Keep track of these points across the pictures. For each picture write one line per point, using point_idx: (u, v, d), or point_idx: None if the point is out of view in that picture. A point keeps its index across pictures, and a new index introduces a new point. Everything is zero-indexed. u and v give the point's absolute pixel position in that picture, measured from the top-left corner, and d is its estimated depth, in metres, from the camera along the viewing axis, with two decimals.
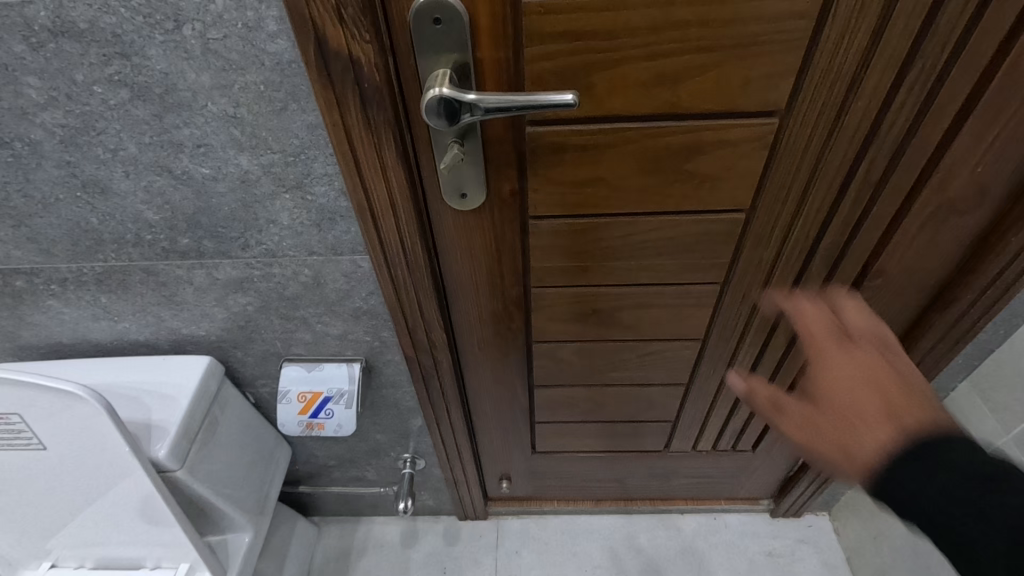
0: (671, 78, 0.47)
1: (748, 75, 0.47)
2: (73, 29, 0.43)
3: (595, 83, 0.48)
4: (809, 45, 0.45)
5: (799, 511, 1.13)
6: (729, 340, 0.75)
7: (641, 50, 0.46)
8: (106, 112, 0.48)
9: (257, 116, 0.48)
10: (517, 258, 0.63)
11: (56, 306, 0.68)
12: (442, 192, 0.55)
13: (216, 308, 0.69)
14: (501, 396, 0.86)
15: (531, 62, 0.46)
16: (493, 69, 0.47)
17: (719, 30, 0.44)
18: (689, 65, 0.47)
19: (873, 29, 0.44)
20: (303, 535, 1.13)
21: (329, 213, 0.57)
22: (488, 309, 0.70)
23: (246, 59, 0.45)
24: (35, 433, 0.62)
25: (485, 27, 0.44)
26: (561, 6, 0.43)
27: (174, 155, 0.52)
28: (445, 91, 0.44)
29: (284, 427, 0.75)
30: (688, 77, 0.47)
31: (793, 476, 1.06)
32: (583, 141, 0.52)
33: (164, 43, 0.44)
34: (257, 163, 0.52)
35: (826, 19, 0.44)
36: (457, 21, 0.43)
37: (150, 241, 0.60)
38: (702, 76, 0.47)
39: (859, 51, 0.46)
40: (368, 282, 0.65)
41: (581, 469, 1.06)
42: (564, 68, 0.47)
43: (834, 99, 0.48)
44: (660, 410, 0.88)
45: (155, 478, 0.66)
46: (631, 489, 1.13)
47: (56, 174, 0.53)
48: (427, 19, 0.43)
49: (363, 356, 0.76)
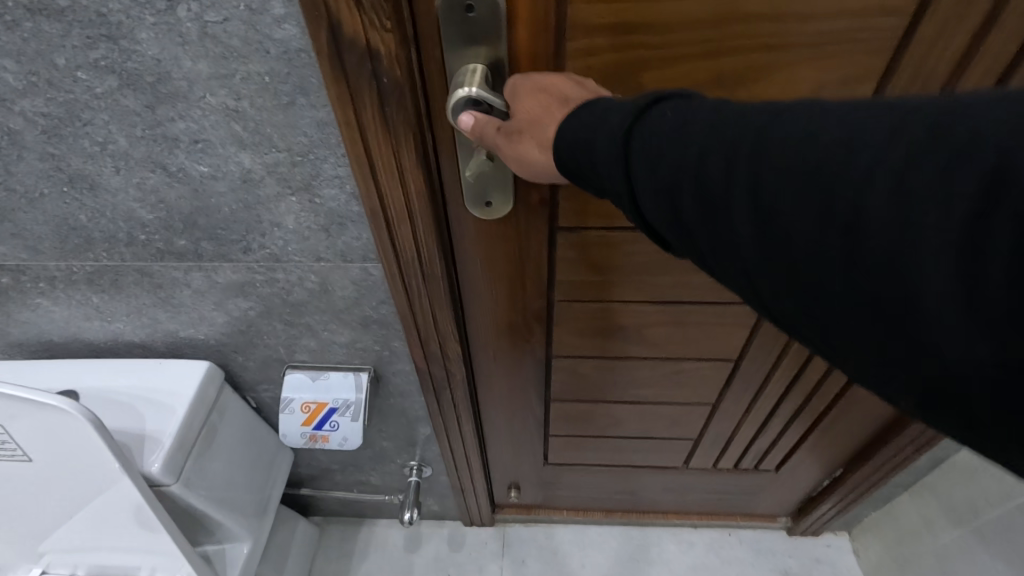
0: (732, 80, 0.42)
1: (820, 79, 0.42)
2: (53, 6, 0.38)
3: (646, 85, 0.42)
4: (898, 47, 0.40)
5: (817, 531, 1.09)
6: (764, 361, 0.69)
7: (702, 47, 0.40)
8: (92, 101, 0.43)
9: (261, 110, 0.43)
10: (542, 265, 0.58)
11: (46, 305, 0.64)
12: (465, 198, 0.50)
13: (216, 312, 0.64)
14: (515, 408, 0.81)
15: (574, 58, 0.41)
16: (530, 63, 0.41)
17: (794, 27, 0.39)
18: (754, 66, 0.41)
19: (974, 31, 0.39)
20: (305, 536, 1.10)
21: (339, 217, 0.51)
22: (507, 322, 0.65)
23: (249, 46, 0.39)
24: (20, 446, 0.58)
25: (524, 16, 0.39)
26: None
27: (169, 150, 0.46)
28: (475, 90, 0.39)
29: (287, 437, 0.71)
30: (751, 79, 0.42)
31: (815, 496, 1.02)
32: None
33: (155, 25, 0.38)
34: (260, 162, 0.47)
35: (923, 17, 0.38)
36: (492, 9, 0.38)
37: (143, 241, 0.55)
38: (767, 79, 0.42)
39: (954, 55, 0.40)
40: (379, 290, 0.60)
41: (593, 481, 1.02)
42: (612, 65, 0.41)
43: None
44: (682, 427, 0.83)
45: (148, 494, 0.62)
46: (644, 501, 1.09)
47: (39, 167, 0.48)
48: (458, 6, 0.38)
49: (371, 365, 0.71)
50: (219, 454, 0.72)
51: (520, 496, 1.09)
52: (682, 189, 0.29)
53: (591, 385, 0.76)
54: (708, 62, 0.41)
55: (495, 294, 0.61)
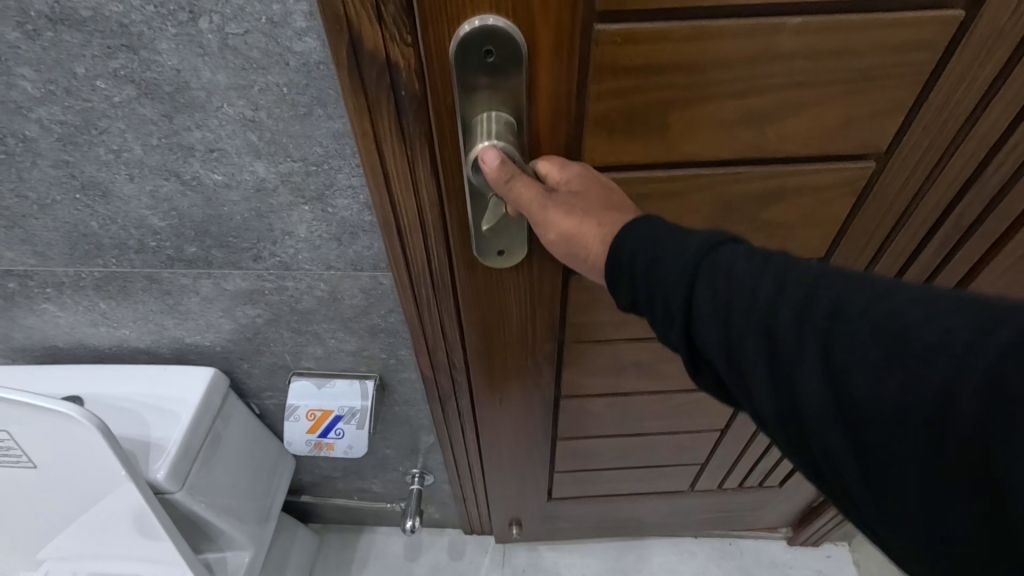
0: (759, 117, 0.43)
1: (841, 113, 0.43)
2: (74, 16, 0.38)
3: (674, 124, 0.43)
4: (928, 81, 0.42)
5: (818, 541, 1.09)
6: None
7: (732, 86, 0.41)
8: (110, 109, 0.43)
9: (278, 120, 0.43)
10: (553, 287, 0.56)
11: (52, 310, 0.64)
12: (478, 248, 0.50)
13: (223, 319, 0.64)
14: (521, 446, 0.81)
15: (598, 100, 0.41)
16: (550, 105, 0.41)
17: (821, 62, 0.40)
18: (782, 104, 0.42)
19: (1001, 65, 0.41)
20: (304, 544, 1.09)
21: (351, 226, 0.52)
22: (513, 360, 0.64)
23: (269, 58, 0.39)
24: (25, 452, 0.58)
25: (546, 58, 0.38)
26: (642, 35, 0.38)
27: (184, 159, 0.47)
28: (498, 142, 0.39)
29: (291, 445, 0.71)
30: (778, 116, 0.43)
31: (816, 507, 1.02)
32: (651, 186, 0.47)
33: (176, 36, 0.38)
34: (275, 171, 0.47)
35: (954, 53, 0.40)
36: (512, 56, 0.37)
37: (154, 248, 0.55)
38: (793, 116, 0.43)
39: (979, 89, 0.42)
40: (388, 299, 0.60)
41: (597, 512, 1.02)
42: (639, 106, 0.42)
43: (944, 137, 0.45)
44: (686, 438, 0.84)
45: (151, 501, 0.61)
46: (646, 524, 1.08)
47: (53, 174, 0.48)
48: (477, 52, 0.37)
49: (377, 374, 0.71)
50: (223, 461, 0.71)
51: (523, 531, 1.08)
52: (745, 332, 0.32)
53: (599, 404, 0.75)
54: (735, 100, 0.42)
55: (503, 322, 0.59)
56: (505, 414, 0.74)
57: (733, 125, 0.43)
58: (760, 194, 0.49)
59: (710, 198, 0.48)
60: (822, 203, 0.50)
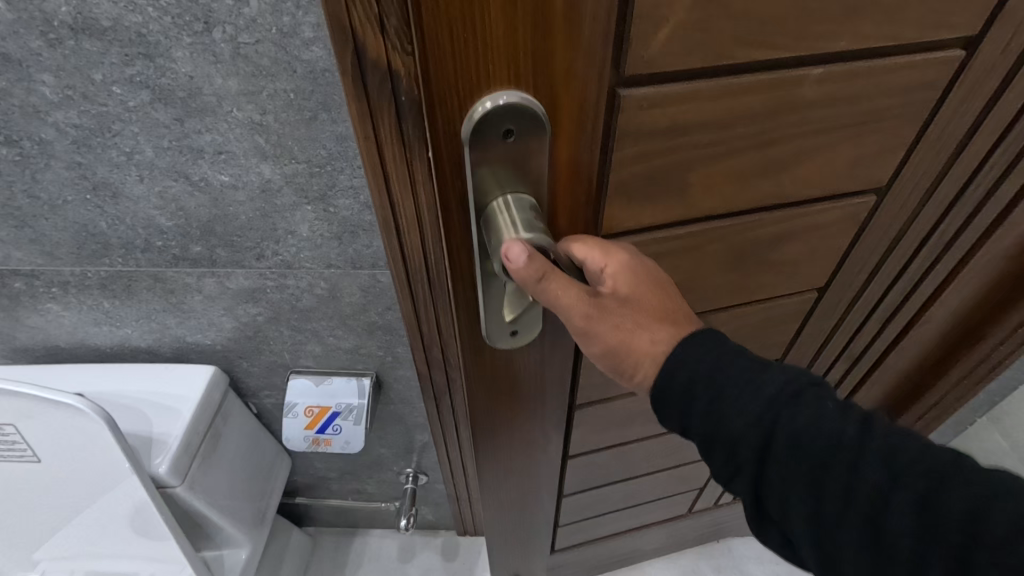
0: (773, 166, 0.44)
1: (841, 154, 0.45)
2: (95, 26, 0.40)
3: (695, 182, 0.43)
4: (920, 124, 0.45)
5: None
6: None
7: (752, 141, 0.41)
8: (124, 113, 0.46)
9: (284, 124, 0.46)
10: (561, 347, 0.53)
11: (56, 309, 0.65)
12: (493, 331, 0.45)
13: (225, 318, 0.66)
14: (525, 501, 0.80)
15: (619, 166, 0.40)
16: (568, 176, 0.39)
17: (827, 109, 0.41)
18: (794, 153, 0.43)
19: (982, 104, 0.44)
20: (298, 547, 1.10)
21: (352, 225, 0.54)
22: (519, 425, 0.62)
23: (277, 66, 0.42)
24: (29, 446, 0.61)
25: (566, 130, 0.36)
26: (668, 98, 0.37)
27: (193, 161, 0.49)
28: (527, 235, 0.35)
29: (289, 441, 0.73)
30: (791, 164, 0.44)
31: None
32: (665, 239, 0.47)
33: (191, 45, 0.41)
34: (280, 173, 0.50)
35: (942, 98, 0.43)
36: (532, 133, 0.34)
37: (160, 247, 0.57)
38: (803, 163, 0.44)
39: (962, 126, 0.46)
40: (386, 297, 0.62)
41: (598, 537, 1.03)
42: (663, 167, 0.41)
43: (933, 168, 0.49)
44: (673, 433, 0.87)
45: (152, 492, 0.64)
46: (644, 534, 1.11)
47: (65, 175, 0.50)
48: (498, 132, 0.33)
49: (374, 372, 0.73)
50: (222, 458, 0.73)
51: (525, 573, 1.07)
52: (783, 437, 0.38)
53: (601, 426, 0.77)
54: (754, 153, 0.42)
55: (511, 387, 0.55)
56: (503, 464, 0.69)
57: (751, 176, 0.44)
58: (768, 236, 0.50)
59: (723, 244, 0.50)
60: (824, 236, 0.53)
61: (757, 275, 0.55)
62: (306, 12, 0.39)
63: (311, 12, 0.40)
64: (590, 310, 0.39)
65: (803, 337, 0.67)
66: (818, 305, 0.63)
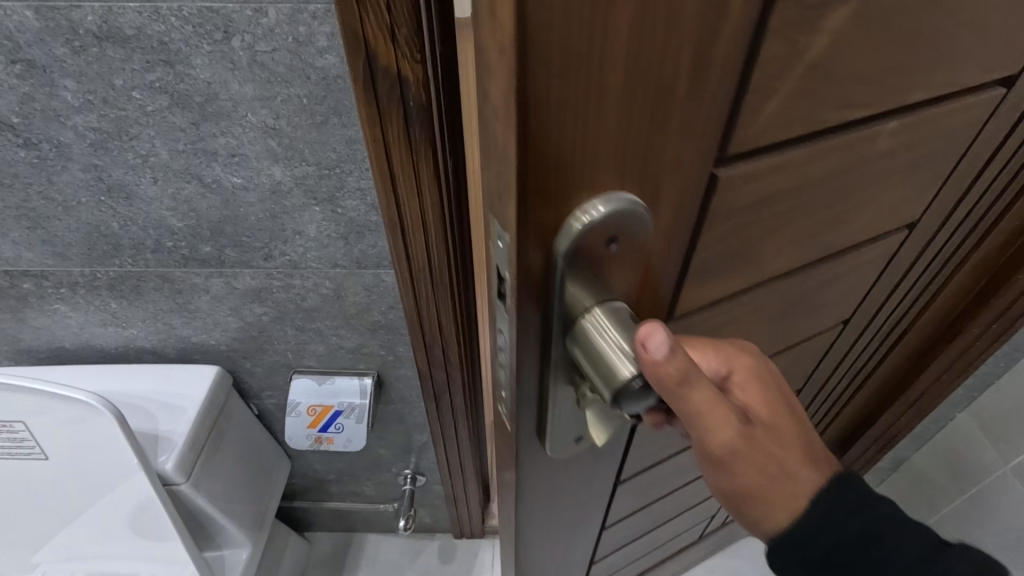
0: (836, 217, 0.39)
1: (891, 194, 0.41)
2: (119, 35, 0.42)
3: (762, 248, 0.38)
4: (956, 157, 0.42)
5: None
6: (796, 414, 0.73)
7: (823, 200, 0.36)
8: (142, 117, 0.48)
9: (296, 128, 0.48)
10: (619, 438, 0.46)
11: (63, 310, 0.66)
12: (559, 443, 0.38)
13: (230, 318, 0.67)
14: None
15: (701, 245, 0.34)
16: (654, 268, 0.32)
17: (891, 156, 0.37)
18: (856, 202, 0.39)
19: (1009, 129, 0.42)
20: (296, 552, 1.10)
21: (359, 226, 0.56)
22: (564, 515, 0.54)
23: (292, 73, 0.45)
24: (37, 442, 0.62)
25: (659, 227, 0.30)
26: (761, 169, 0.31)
27: (206, 163, 0.51)
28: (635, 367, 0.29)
29: (292, 440, 0.74)
30: (850, 214, 0.40)
31: None
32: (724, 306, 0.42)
33: (210, 53, 0.44)
34: (291, 174, 0.52)
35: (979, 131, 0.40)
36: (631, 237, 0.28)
37: (169, 248, 0.59)
38: (861, 209, 0.40)
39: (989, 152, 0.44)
40: (389, 296, 0.64)
41: None
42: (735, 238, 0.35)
43: (956, 194, 0.47)
44: None
45: (159, 488, 0.65)
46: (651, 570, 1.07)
47: (81, 177, 0.52)
48: (599, 242, 0.27)
49: (375, 371, 0.75)
50: (225, 457, 0.74)
51: None
52: None
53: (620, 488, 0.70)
54: (822, 210, 0.37)
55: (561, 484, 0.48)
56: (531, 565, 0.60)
57: (815, 231, 0.39)
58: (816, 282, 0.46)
59: (776, 299, 0.45)
60: (860, 273, 0.50)
61: (799, 318, 0.51)
62: (322, 22, 0.42)
63: (326, 22, 0.42)
64: (737, 442, 0.33)
65: (825, 363, 0.65)
66: (843, 332, 0.60)
